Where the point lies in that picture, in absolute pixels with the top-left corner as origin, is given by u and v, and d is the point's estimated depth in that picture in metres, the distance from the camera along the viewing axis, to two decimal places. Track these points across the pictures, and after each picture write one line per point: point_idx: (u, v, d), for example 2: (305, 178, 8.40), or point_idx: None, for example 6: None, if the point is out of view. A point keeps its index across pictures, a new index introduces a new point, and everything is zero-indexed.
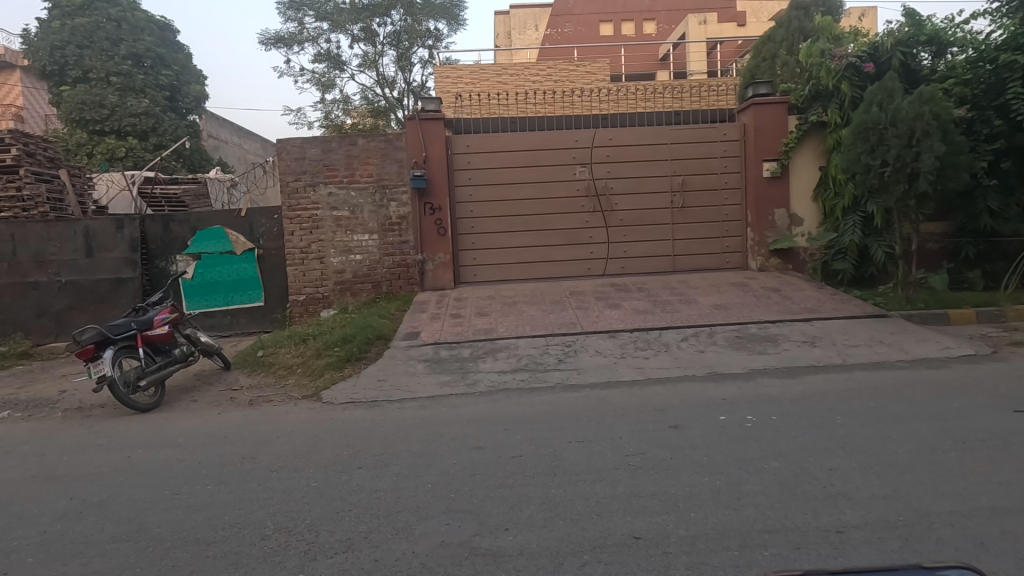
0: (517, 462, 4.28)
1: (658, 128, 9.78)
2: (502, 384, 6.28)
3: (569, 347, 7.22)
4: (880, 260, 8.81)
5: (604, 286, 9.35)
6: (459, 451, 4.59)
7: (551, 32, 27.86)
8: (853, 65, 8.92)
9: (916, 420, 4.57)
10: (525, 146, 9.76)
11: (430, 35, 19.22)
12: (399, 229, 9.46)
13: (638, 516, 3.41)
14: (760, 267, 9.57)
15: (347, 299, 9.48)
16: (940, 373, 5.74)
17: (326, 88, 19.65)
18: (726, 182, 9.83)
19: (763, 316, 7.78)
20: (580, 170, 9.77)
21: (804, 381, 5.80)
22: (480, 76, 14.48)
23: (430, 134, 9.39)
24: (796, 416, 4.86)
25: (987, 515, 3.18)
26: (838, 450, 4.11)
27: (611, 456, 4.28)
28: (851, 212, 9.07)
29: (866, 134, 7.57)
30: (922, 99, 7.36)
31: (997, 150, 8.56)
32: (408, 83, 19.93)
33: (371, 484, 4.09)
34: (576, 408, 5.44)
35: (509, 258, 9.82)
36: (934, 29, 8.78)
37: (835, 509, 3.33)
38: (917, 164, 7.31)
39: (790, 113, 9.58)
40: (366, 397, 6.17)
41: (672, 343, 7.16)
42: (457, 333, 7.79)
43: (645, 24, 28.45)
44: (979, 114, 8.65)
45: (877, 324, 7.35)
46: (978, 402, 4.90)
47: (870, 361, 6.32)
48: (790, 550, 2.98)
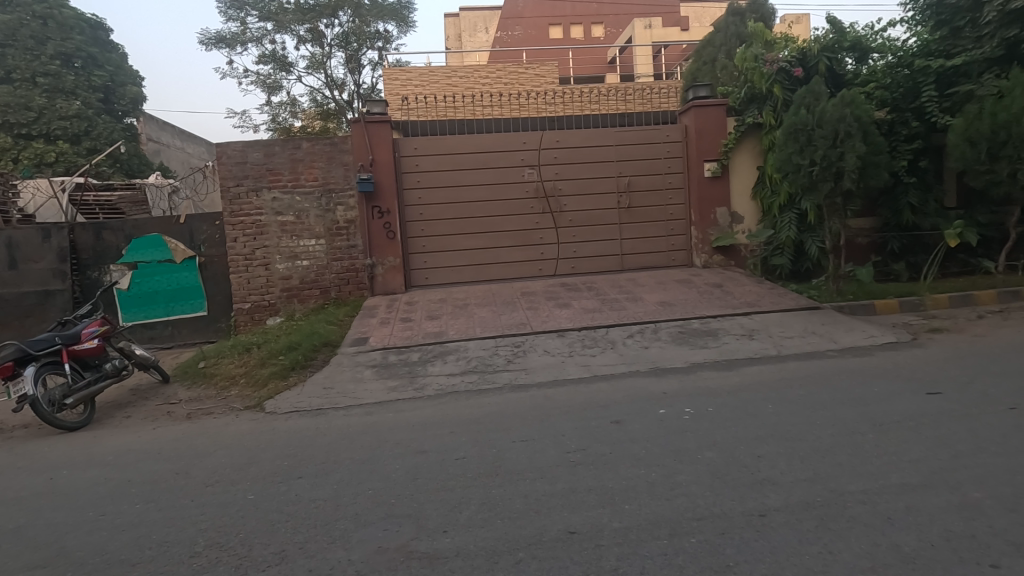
0: (460, 464, 4.28)
1: (604, 130, 9.98)
2: (451, 387, 6.28)
3: (518, 347, 7.27)
4: (814, 255, 9.22)
5: (555, 286, 9.45)
6: (403, 455, 4.56)
7: (502, 35, 28.12)
8: (783, 69, 9.30)
9: (840, 406, 4.83)
10: (474, 148, 9.77)
11: (380, 36, 18.98)
12: (346, 233, 9.28)
13: (575, 511, 3.47)
14: (704, 264, 9.90)
15: (294, 305, 9.24)
16: (865, 361, 6.07)
17: (272, 90, 19.11)
18: (670, 182, 10.11)
19: (705, 311, 8.05)
20: (529, 172, 9.86)
21: (742, 373, 6.03)
22: (430, 78, 14.43)
23: (376, 136, 9.27)
24: (731, 407, 5.05)
25: (896, 492, 3.37)
26: (767, 437, 4.30)
27: (552, 454, 4.34)
28: (787, 209, 9.50)
29: (796, 134, 7.94)
30: (845, 101, 7.75)
31: (915, 149, 9.19)
32: (358, 85, 19.63)
33: (310, 493, 4.02)
34: (523, 408, 5.49)
35: (459, 261, 9.82)
36: (857, 35, 9.28)
37: (760, 494, 3.48)
38: (842, 163, 7.71)
39: (728, 115, 9.94)
40: (312, 406, 6.04)
41: (618, 340, 7.32)
42: (407, 336, 7.73)
43: (594, 27, 28.91)
44: (898, 116, 9.21)
45: (810, 316, 7.72)
46: (897, 386, 5.21)
47: (803, 351, 6.62)
48: (715, 536, 3.08)
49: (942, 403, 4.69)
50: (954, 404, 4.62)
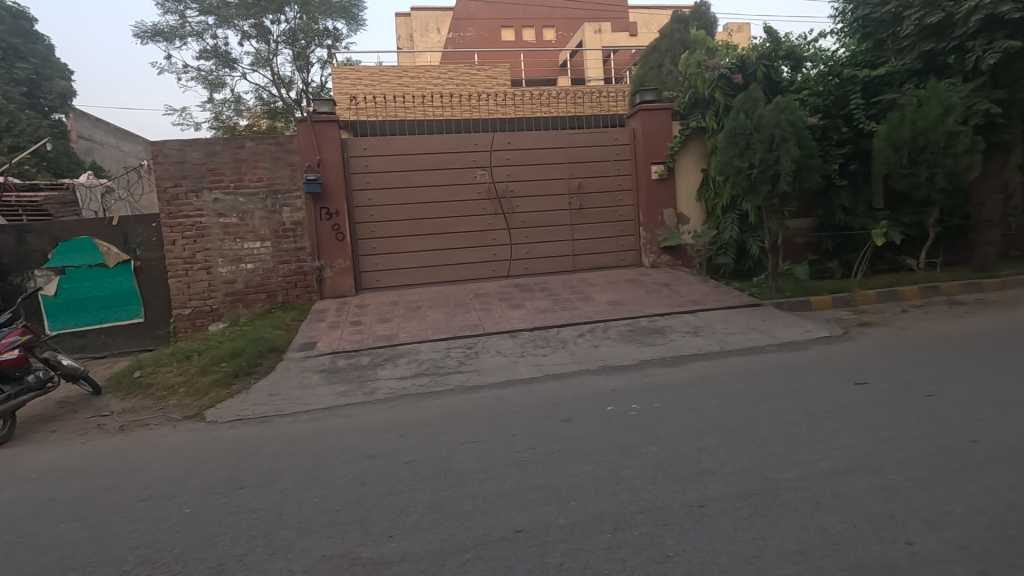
0: (408, 468, 4.23)
1: (555, 132, 10.10)
2: (401, 390, 6.18)
3: (471, 349, 7.26)
4: (755, 255, 9.62)
5: (508, 287, 9.49)
6: (351, 461, 4.47)
7: (454, 36, 28.08)
8: (724, 76, 9.69)
9: (777, 398, 5.05)
10: (425, 149, 9.68)
11: (329, 35, 18.58)
12: (293, 235, 9.04)
13: (522, 509, 3.49)
14: (653, 264, 10.15)
15: (238, 310, 8.92)
16: (801, 355, 6.37)
17: (214, 87, 18.36)
18: (620, 184, 10.31)
19: (653, 309, 8.26)
20: (480, 173, 9.85)
21: (687, 369, 6.22)
22: (381, 78, 14.20)
23: (323, 136, 9.04)
24: (675, 402, 5.21)
25: (825, 477, 3.54)
26: (709, 431, 4.45)
27: (502, 453, 4.36)
28: (730, 210, 9.87)
29: (736, 139, 8.28)
30: (780, 107, 8.12)
31: (846, 154, 9.74)
32: (306, 84, 19.14)
33: (251, 504, 3.88)
34: (474, 409, 5.48)
35: (411, 262, 9.70)
36: (791, 45, 9.78)
37: (701, 486, 3.59)
38: (778, 167, 8.07)
39: (674, 119, 10.23)
40: (256, 413, 5.83)
41: (569, 339, 7.42)
42: (357, 340, 7.60)
43: (546, 30, 29.18)
44: (830, 122, 9.78)
45: (751, 313, 8.04)
46: (829, 378, 5.49)
47: (744, 347, 6.89)
48: (657, 528, 3.16)
49: (869, 393, 4.97)
50: (879, 394, 4.89)
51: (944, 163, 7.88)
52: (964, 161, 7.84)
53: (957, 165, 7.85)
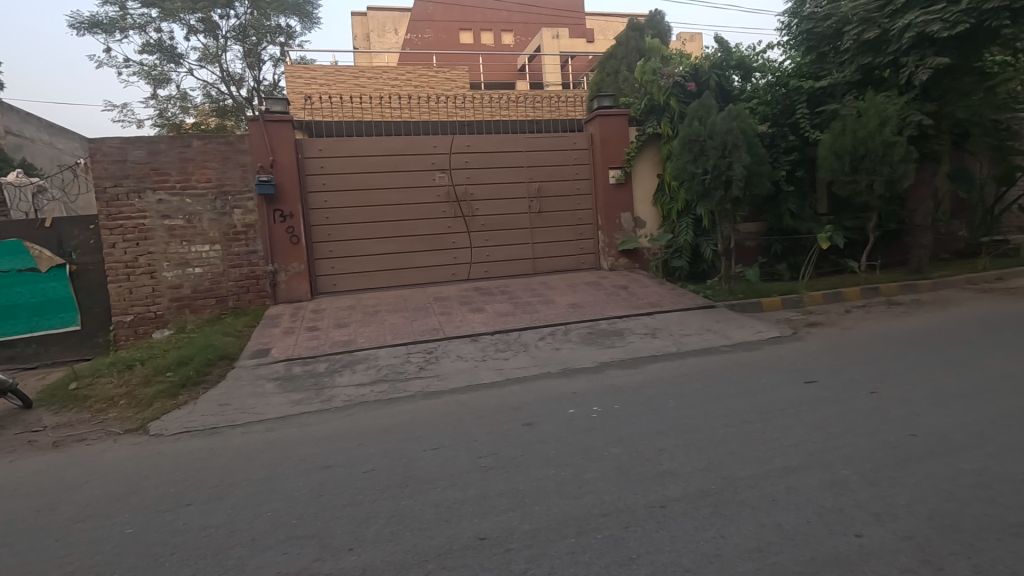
0: (368, 478, 4.12)
1: (515, 136, 10.12)
2: (360, 397, 6.03)
3: (431, 353, 7.16)
4: (709, 258, 9.89)
5: (468, 291, 9.43)
6: (307, 471, 4.32)
7: (411, 37, 27.83)
8: (678, 83, 9.96)
9: (732, 397, 5.20)
10: (383, 150, 9.52)
11: (281, 32, 18.06)
12: (245, 238, 8.71)
13: (485, 517, 3.44)
14: (612, 267, 10.29)
15: (185, 316, 8.52)
16: (753, 355, 6.58)
17: (159, 83, 17.55)
18: (578, 188, 10.42)
19: (613, 312, 8.38)
20: (440, 176, 9.76)
21: (646, 370, 6.33)
22: (336, 78, 13.89)
23: (276, 136, 8.75)
24: (635, 403, 5.28)
25: (779, 474, 3.65)
26: (668, 431, 4.53)
27: (464, 460, 4.30)
28: (684, 215, 10.13)
29: (690, 145, 8.50)
30: (732, 115, 8.37)
31: (793, 161, 10.20)
32: (257, 82, 18.57)
33: (201, 521, 3.69)
34: (435, 415, 5.40)
35: (369, 266, 9.50)
36: (741, 55, 10.13)
37: (662, 486, 3.64)
38: (730, 173, 8.30)
39: (630, 125, 10.40)
40: (205, 425, 5.56)
41: (530, 343, 7.43)
42: (313, 346, 7.38)
43: (504, 34, 29.27)
44: (778, 130, 10.25)
45: (706, 314, 8.26)
46: (780, 377, 5.69)
47: (700, 347, 7.07)
48: (620, 530, 3.18)
49: (817, 391, 5.17)
50: (827, 392, 5.10)
51: (882, 171, 8.30)
52: (900, 169, 8.29)
53: (894, 172, 8.29)
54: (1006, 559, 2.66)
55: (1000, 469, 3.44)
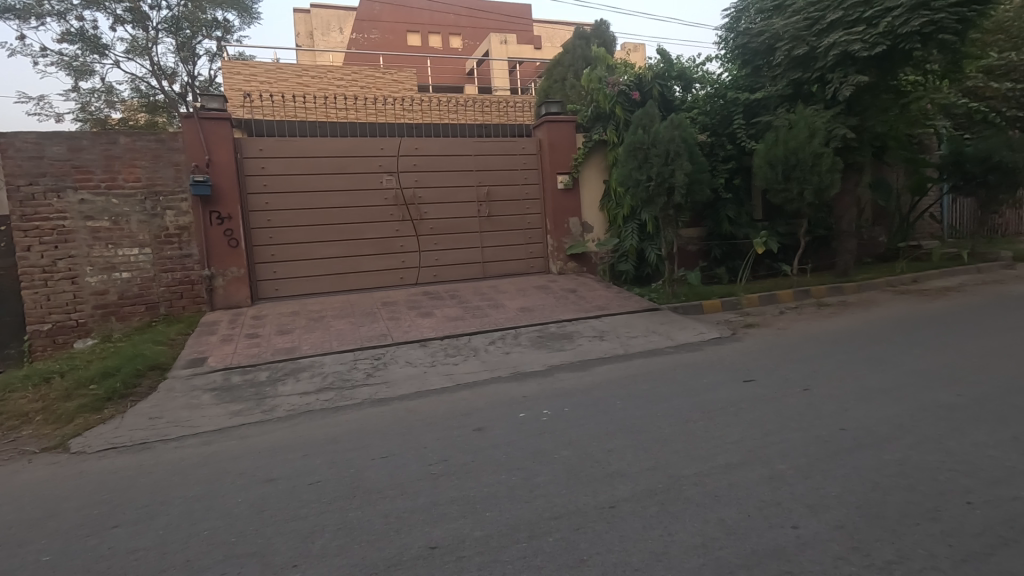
0: (313, 490, 3.97)
1: (464, 140, 10.08)
2: (304, 406, 5.82)
3: (379, 360, 7.01)
4: (653, 262, 10.17)
5: (417, 295, 9.30)
6: (248, 486, 4.12)
7: (357, 36, 27.31)
8: (623, 92, 10.24)
9: (677, 397, 5.36)
10: (328, 152, 9.25)
11: (218, 26, 17.29)
12: (178, 241, 8.27)
13: (436, 525, 3.39)
14: (560, 271, 10.42)
15: (111, 324, 7.98)
16: (696, 356, 6.82)
17: (80, 75, 16.39)
18: (527, 193, 10.49)
19: (561, 315, 8.48)
20: (387, 179, 9.59)
21: (594, 372, 6.43)
22: (277, 75, 13.37)
23: (213, 135, 8.35)
24: (583, 405, 5.36)
25: (722, 471, 3.79)
26: (616, 432, 4.61)
27: (414, 468, 4.22)
28: (630, 220, 10.40)
29: (635, 152, 8.75)
30: (674, 124, 8.67)
31: (730, 169, 10.70)
32: (192, 77, 17.70)
33: (128, 544, 3.44)
34: (383, 423, 5.28)
35: (314, 270, 9.21)
36: (682, 67, 10.54)
37: (611, 487, 3.69)
38: (673, 180, 8.60)
39: (577, 132, 10.59)
40: (134, 440, 5.20)
41: (480, 347, 7.40)
42: (254, 354, 7.07)
43: (452, 38, 29.19)
44: (716, 139, 10.74)
45: (651, 317, 8.50)
46: (722, 376, 5.92)
47: (646, 349, 7.26)
48: (571, 532, 3.20)
49: (755, 389, 5.42)
50: (763, 390, 5.35)
51: (811, 180, 8.79)
52: (827, 178, 8.81)
53: (822, 182, 8.80)
54: (925, 542, 2.85)
55: (918, 458, 3.70)
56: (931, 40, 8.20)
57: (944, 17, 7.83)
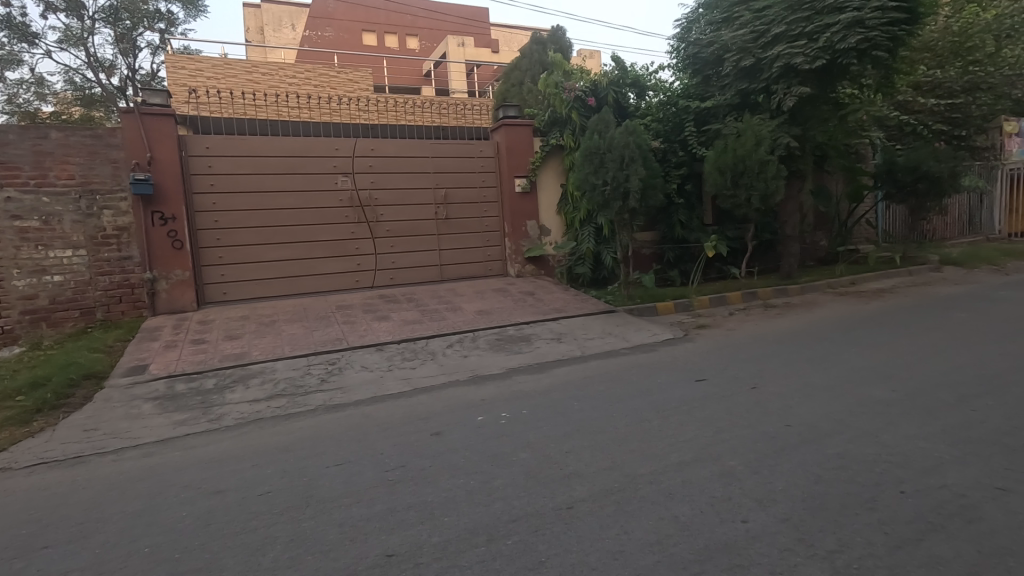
0: (263, 501, 3.83)
1: (421, 141, 9.98)
2: (254, 414, 5.62)
3: (333, 365, 6.85)
4: (609, 265, 10.34)
5: (373, 298, 9.14)
6: (193, 499, 3.94)
7: (310, 34, 26.69)
8: (579, 98, 10.39)
9: (632, 398, 5.46)
10: (279, 151, 8.98)
11: (161, 18, 16.54)
12: (117, 242, 7.85)
13: (392, 532, 3.32)
14: (518, 273, 10.46)
15: (41, 331, 7.47)
16: (651, 357, 6.97)
17: (7, 65, 15.34)
18: (485, 195, 10.49)
19: (519, 318, 8.51)
20: (342, 180, 9.39)
21: (552, 374, 6.48)
22: (225, 71, 12.89)
23: (155, 132, 7.97)
24: (541, 408, 5.38)
25: (676, 469, 3.88)
26: (573, 433, 4.66)
27: (369, 475, 4.13)
28: (586, 223, 10.55)
29: (592, 157, 8.88)
30: (629, 130, 8.85)
31: (682, 175, 11.02)
32: (132, 70, 16.87)
33: (59, 566, 3.22)
34: (338, 429, 5.16)
35: (264, 273, 8.91)
36: (636, 75, 10.79)
37: (568, 488, 3.72)
38: (628, 184, 8.77)
39: (535, 136, 10.67)
40: (66, 454, 4.87)
41: (438, 351, 7.34)
42: (200, 360, 6.78)
43: (408, 39, 28.96)
44: (669, 146, 11.04)
45: (607, 319, 8.64)
46: (675, 376, 6.07)
47: (602, 350, 7.37)
48: (529, 535, 3.21)
49: (706, 388, 5.58)
50: (714, 389, 5.53)
51: (758, 187, 9.15)
52: (772, 185, 9.18)
53: (767, 188, 9.17)
54: (863, 531, 3.01)
55: (857, 452, 3.90)
56: (866, 56, 8.67)
57: (877, 35, 8.30)
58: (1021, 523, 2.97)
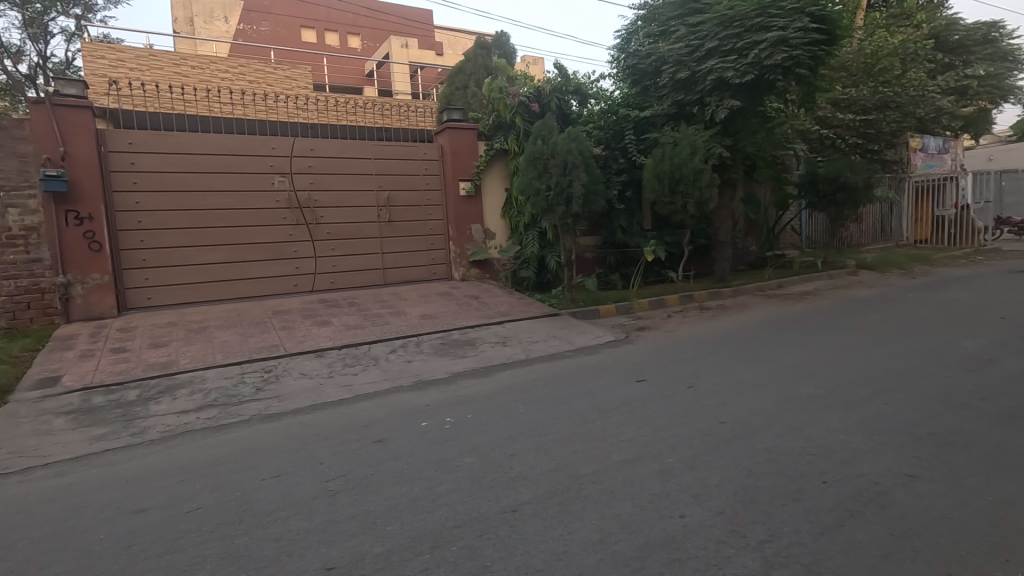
0: (191, 519, 3.61)
1: (363, 142, 9.77)
2: (181, 426, 5.30)
3: (269, 372, 6.57)
4: (553, 268, 10.47)
5: (312, 303, 8.84)
6: (113, 519, 3.66)
7: (245, 27, 25.68)
8: (523, 103, 10.49)
9: (576, 399, 5.55)
10: (210, 149, 8.54)
11: (78, 3, 15.40)
12: (25, 243, 7.28)
13: (332, 544, 3.22)
14: (463, 277, 10.43)
15: None
16: (594, 359, 7.11)
17: None
18: (429, 198, 10.39)
19: (464, 321, 8.48)
20: (278, 180, 9.03)
21: (497, 378, 6.49)
22: (150, 63, 12.14)
23: (69, 125, 7.38)
24: (487, 411, 5.37)
25: (618, 468, 3.97)
26: (518, 436, 4.68)
27: (308, 486, 3.99)
28: (531, 228, 10.65)
29: (535, 162, 8.98)
30: (571, 137, 9.01)
31: (623, 181, 11.33)
32: (43, 57, 15.62)
33: None
34: (274, 439, 4.95)
35: (193, 277, 8.43)
36: (578, 83, 11.01)
37: (513, 491, 3.74)
38: (571, 190, 8.93)
39: (479, 140, 10.67)
40: None
41: (381, 356, 7.19)
42: (121, 370, 6.33)
43: (351, 38, 28.45)
44: (610, 153, 11.32)
45: (552, 322, 8.75)
46: (617, 377, 6.22)
47: (547, 353, 7.46)
48: (475, 540, 3.19)
49: (647, 388, 5.76)
50: (653, 389, 5.71)
51: (693, 195, 9.55)
52: (706, 193, 9.60)
53: (702, 196, 9.58)
54: (791, 520, 3.18)
55: (784, 446, 4.13)
56: (790, 73, 9.24)
57: (800, 54, 8.87)
58: (926, 506, 3.23)
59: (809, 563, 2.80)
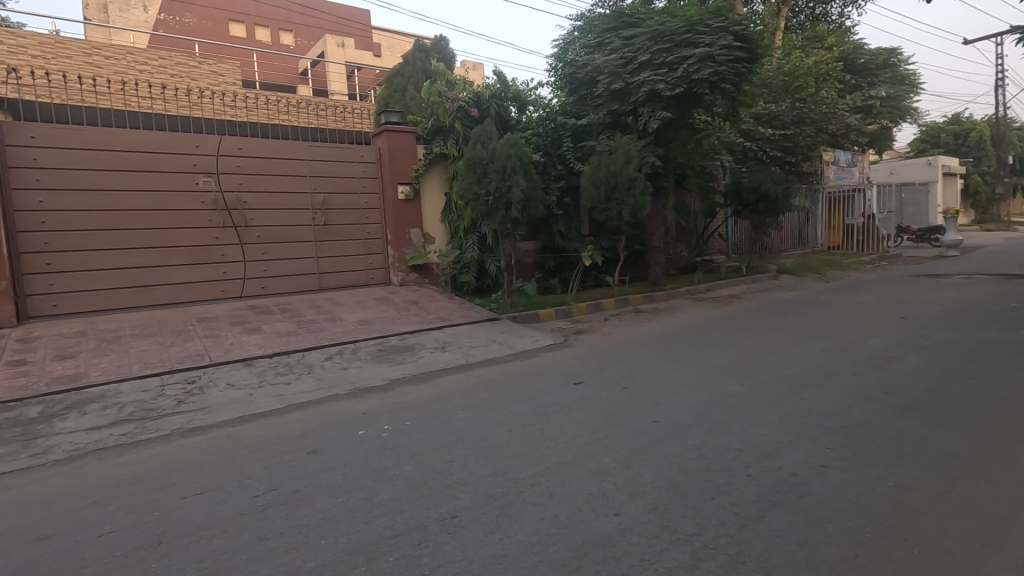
0: (102, 544, 3.34)
1: (296, 143, 9.43)
2: (92, 444, 4.90)
3: (193, 383, 6.19)
4: (493, 273, 10.50)
5: (241, 309, 8.42)
6: (10, 549, 3.33)
7: (166, 18, 24.24)
8: (462, 108, 10.49)
9: (516, 403, 5.58)
10: (127, 146, 8.00)
11: None
12: None
13: (262, 562, 3.07)
14: (401, 282, 10.26)
15: None
16: (534, 362, 7.18)
17: None
18: (366, 202, 10.15)
19: (402, 327, 8.34)
20: (203, 180, 8.56)
21: (436, 384, 6.42)
22: (57, 50, 11.18)
23: None
24: (426, 418, 5.30)
25: (556, 470, 4.03)
26: (458, 442, 4.65)
27: (235, 503, 3.78)
28: (470, 232, 10.65)
29: (475, 167, 8.98)
30: (510, 143, 9.07)
31: (561, 187, 11.53)
32: None
33: None
34: (198, 454, 4.67)
35: (106, 282, 7.82)
36: (517, 89, 11.13)
37: (452, 497, 3.71)
38: (510, 195, 9.01)
39: (418, 143, 10.56)
40: None
41: (315, 364, 6.94)
42: (20, 385, 5.77)
43: (283, 34, 27.51)
44: (549, 159, 11.49)
45: (491, 326, 8.77)
46: (556, 381, 6.30)
47: (487, 358, 7.46)
48: (413, 549, 3.14)
49: (584, 390, 5.88)
50: (590, 391, 5.83)
51: (628, 202, 9.85)
52: (640, 200, 9.93)
53: (636, 203, 9.90)
54: (718, 513, 3.33)
55: (712, 442, 4.32)
56: (716, 87, 9.75)
57: (725, 70, 9.41)
58: (838, 494, 3.48)
59: (735, 554, 2.94)
